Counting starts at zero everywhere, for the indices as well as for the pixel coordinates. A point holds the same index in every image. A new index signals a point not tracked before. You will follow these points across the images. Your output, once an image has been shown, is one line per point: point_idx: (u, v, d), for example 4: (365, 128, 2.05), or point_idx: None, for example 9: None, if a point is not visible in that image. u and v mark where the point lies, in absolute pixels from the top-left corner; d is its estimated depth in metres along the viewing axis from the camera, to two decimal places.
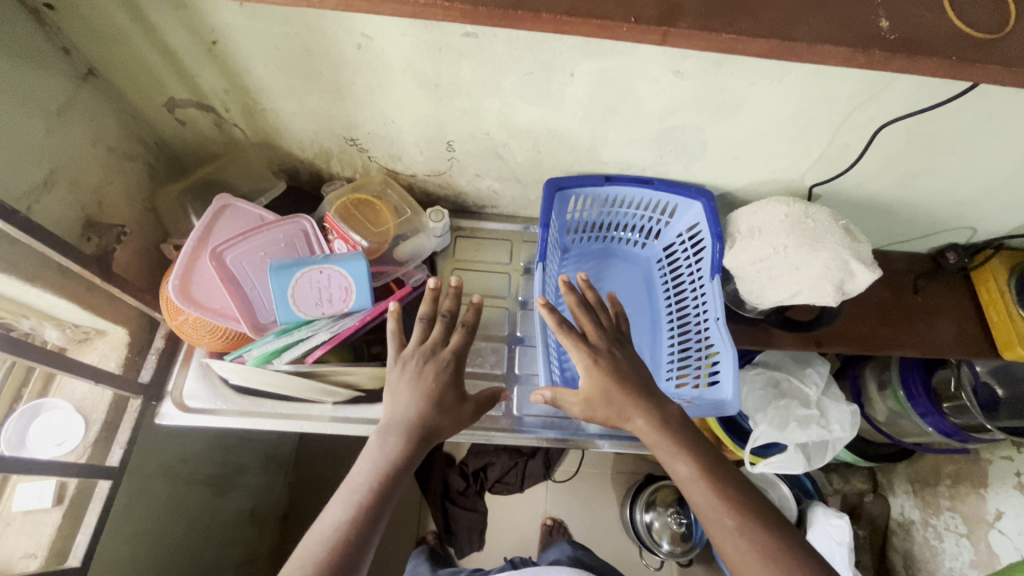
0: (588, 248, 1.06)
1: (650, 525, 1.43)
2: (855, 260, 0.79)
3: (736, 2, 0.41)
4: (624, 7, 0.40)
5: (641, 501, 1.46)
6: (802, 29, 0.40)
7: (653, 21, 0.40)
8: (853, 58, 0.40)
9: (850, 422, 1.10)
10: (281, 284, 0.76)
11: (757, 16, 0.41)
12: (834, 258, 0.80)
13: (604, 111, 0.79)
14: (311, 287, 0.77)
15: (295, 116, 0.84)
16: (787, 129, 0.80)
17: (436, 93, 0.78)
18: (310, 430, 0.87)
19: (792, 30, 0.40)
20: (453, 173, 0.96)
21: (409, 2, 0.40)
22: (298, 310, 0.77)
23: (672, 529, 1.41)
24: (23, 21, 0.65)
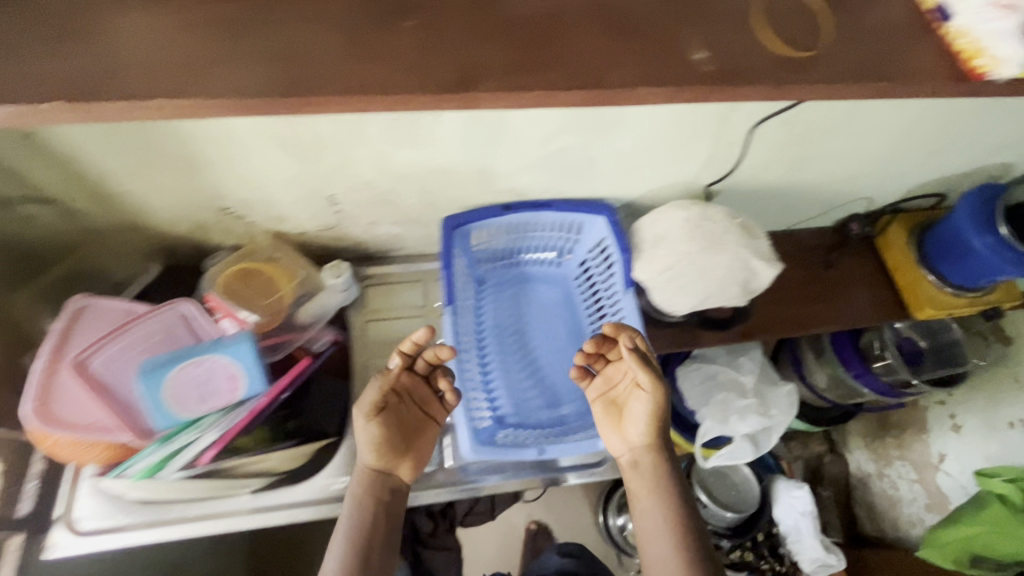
0: (504, 276, 1.03)
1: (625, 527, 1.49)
2: (755, 259, 0.81)
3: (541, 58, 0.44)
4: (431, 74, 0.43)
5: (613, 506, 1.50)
6: (613, 74, 0.43)
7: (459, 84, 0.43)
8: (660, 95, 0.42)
9: (786, 404, 1.12)
10: (153, 388, 0.67)
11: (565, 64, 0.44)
12: (740, 257, 0.81)
13: (484, 145, 0.76)
14: (195, 381, 0.69)
15: (152, 195, 0.77)
16: (669, 138, 0.79)
17: (301, 151, 0.72)
18: (229, 526, 0.82)
19: (603, 77, 0.43)
20: (345, 226, 0.91)
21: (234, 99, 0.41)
22: (180, 411, 0.68)
23: None
24: None
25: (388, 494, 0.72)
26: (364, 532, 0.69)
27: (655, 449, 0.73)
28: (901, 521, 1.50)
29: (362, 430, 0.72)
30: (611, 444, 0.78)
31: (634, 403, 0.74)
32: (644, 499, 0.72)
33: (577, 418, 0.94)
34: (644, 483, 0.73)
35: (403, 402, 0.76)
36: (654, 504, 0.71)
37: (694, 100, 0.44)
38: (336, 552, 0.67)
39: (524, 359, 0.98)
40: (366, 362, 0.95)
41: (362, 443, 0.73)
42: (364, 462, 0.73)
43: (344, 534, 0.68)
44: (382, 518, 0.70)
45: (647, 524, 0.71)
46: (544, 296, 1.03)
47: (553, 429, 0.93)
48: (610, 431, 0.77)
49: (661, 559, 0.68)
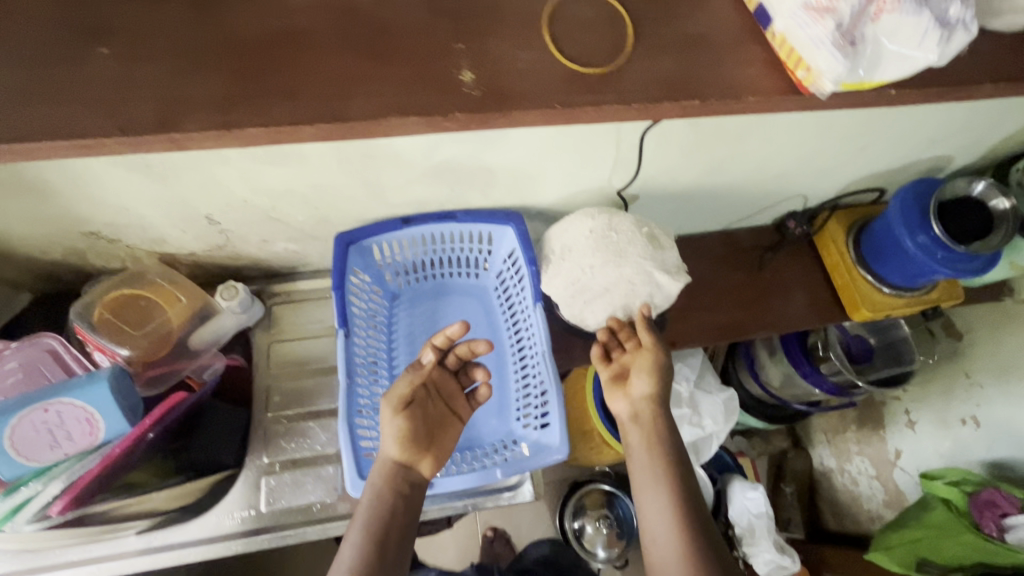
0: (419, 290, 0.98)
1: (582, 533, 1.30)
2: (658, 272, 0.77)
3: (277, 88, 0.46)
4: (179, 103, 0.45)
5: (570, 510, 1.31)
6: (351, 104, 0.46)
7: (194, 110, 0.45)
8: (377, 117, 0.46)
9: (722, 414, 1.07)
10: None
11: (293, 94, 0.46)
12: (644, 272, 0.76)
13: (360, 158, 0.70)
14: (40, 428, 0.63)
15: (6, 223, 0.71)
16: (563, 143, 0.73)
17: (154, 171, 0.67)
18: (115, 569, 0.78)
19: (341, 106, 0.46)
20: (236, 244, 0.85)
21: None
22: (24, 460, 0.64)
23: (605, 534, 1.30)
24: None
25: (409, 490, 0.66)
26: (381, 526, 0.63)
27: (656, 410, 0.70)
28: (862, 519, 1.42)
29: (390, 419, 0.68)
30: (614, 408, 0.73)
31: (637, 359, 0.72)
32: (649, 469, 0.67)
33: (491, 441, 0.89)
34: (643, 439, 0.69)
35: (427, 394, 0.71)
36: (658, 471, 0.67)
37: (438, 124, 0.48)
38: (349, 546, 0.62)
39: None
40: (268, 386, 0.90)
41: (386, 434, 0.68)
42: (387, 455, 0.67)
43: (359, 526, 0.63)
44: (401, 514, 0.65)
45: (651, 495, 0.66)
46: (462, 309, 0.98)
47: (460, 454, 0.87)
48: (614, 391, 0.73)
49: (664, 534, 0.63)
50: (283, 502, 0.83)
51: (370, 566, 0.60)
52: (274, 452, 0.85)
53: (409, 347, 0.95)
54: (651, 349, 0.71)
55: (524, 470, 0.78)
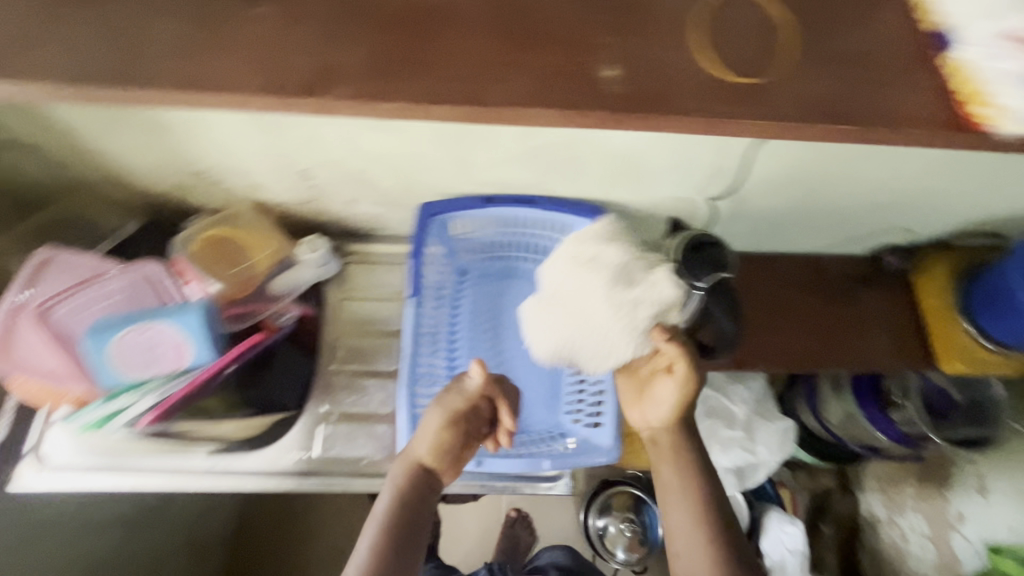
0: (487, 269, 0.98)
1: (604, 531, 1.28)
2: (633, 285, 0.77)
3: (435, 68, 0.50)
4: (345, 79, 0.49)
5: (595, 506, 1.28)
6: (498, 89, 0.50)
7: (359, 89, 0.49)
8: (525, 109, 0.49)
9: (777, 443, 1.03)
10: (100, 346, 0.68)
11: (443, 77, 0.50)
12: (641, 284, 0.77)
13: (455, 132, 0.70)
14: (140, 347, 0.70)
15: (126, 153, 0.76)
16: (662, 143, 0.70)
17: (265, 122, 0.69)
18: (179, 484, 0.84)
19: (490, 93, 0.50)
20: (323, 200, 0.88)
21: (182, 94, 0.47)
22: (126, 371, 0.70)
23: (627, 537, 1.28)
24: None
25: (425, 488, 0.69)
26: (403, 520, 0.65)
27: (674, 426, 0.73)
28: None
29: (430, 424, 0.71)
30: (631, 416, 0.78)
31: (662, 383, 0.72)
32: (672, 489, 0.69)
33: (539, 429, 0.90)
34: (663, 458, 0.72)
35: (472, 413, 0.73)
36: (675, 478, 0.70)
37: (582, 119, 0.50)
38: (371, 529, 0.64)
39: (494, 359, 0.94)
40: (336, 341, 0.94)
41: (423, 435, 0.71)
42: (416, 454, 0.71)
43: (378, 519, 0.65)
44: (421, 513, 0.67)
45: (671, 502, 0.69)
46: (526, 294, 0.98)
47: (511, 436, 0.89)
48: (635, 404, 0.77)
49: (683, 529, 0.66)
50: (335, 450, 0.87)
51: (387, 557, 0.62)
52: (333, 402, 0.90)
53: (470, 326, 0.96)
54: (678, 378, 0.70)
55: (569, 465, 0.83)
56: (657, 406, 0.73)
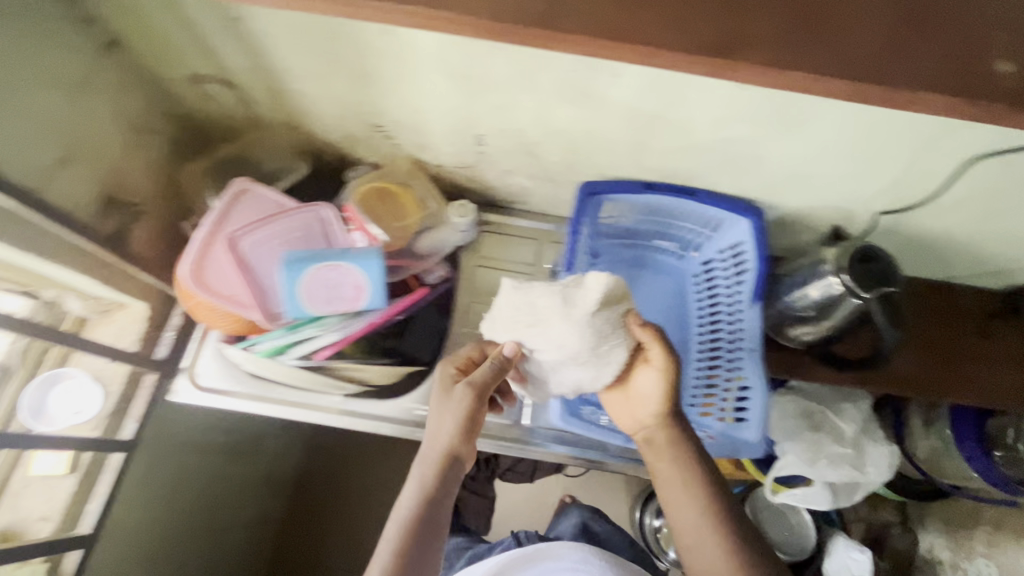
0: (619, 255, 0.99)
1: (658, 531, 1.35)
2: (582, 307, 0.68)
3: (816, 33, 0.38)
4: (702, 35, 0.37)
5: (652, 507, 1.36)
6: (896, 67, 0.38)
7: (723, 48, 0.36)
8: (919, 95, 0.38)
9: (886, 465, 1.03)
10: (291, 278, 0.72)
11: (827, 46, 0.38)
12: (567, 335, 0.69)
13: (649, 115, 0.71)
14: (323, 284, 0.74)
15: (319, 98, 0.79)
16: (856, 150, 0.70)
17: (467, 84, 0.71)
18: (317, 420, 0.89)
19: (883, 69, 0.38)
20: (482, 167, 0.90)
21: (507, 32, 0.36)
22: (309, 306, 0.74)
23: None
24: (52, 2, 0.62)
25: (448, 478, 0.66)
26: (425, 514, 0.63)
27: (668, 420, 0.71)
28: None
29: (441, 416, 0.67)
30: (624, 419, 0.76)
31: (644, 372, 0.72)
32: (683, 483, 0.67)
33: None
34: (662, 455, 0.70)
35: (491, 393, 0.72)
36: (677, 477, 0.67)
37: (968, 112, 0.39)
38: (392, 528, 0.62)
39: None
40: (468, 305, 0.97)
41: (433, 430, 0.67)
42: (442, 450, 0.66)
43: (400, 517, 0.63)
44: (444, 505, 0.65)
45: (674, 501, 0.67)
46: (658, 285, 0.98)
47: None
48: (624, 403, 0.75)
49: (694, 526, 0.64)
50: None
51: (409, 555, 0.60)
52: None
53: None
54: (662, 367, 0.69)
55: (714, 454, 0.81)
56: (648, 393, 0.71)
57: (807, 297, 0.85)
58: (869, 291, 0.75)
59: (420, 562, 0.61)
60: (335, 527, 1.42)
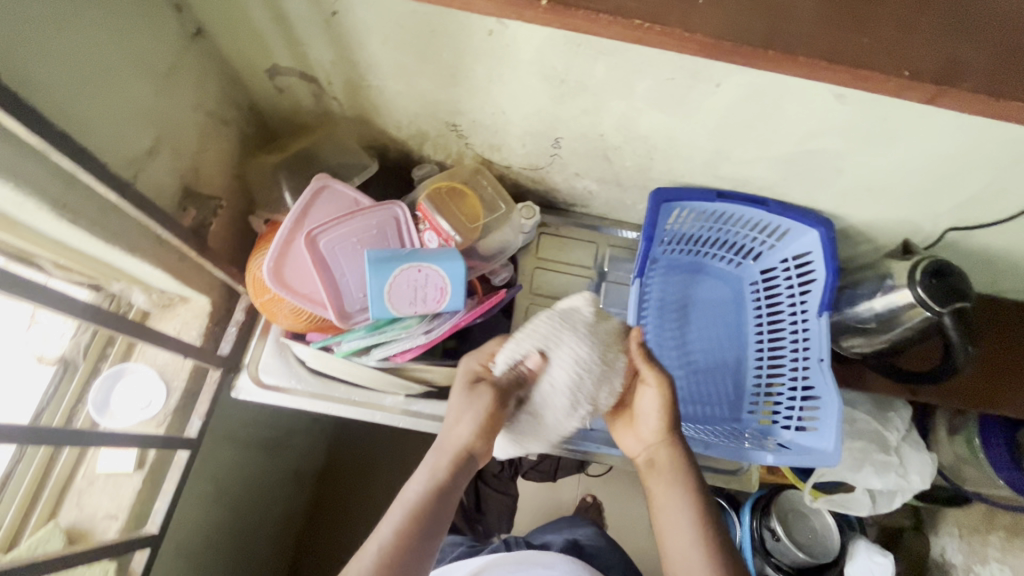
0: (678, 261, 0.99)
1: None
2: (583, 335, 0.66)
3: None
4: (901, 54, 0.32)
5: None
6: None
7: (931, 75, 0.31)
8: None
9: (929, 473, 1.04)
10: (377, 281, 0.72)
11: None
12: (573, 340, 0.66)
13: (740, 125, 0.71)
14: (408, 285, 0.73)
15: (399, 96, 0.78)
16: (941, 168, 0.71)
17: (560, 88, 0.71)
18: (379, 421, 0.86)
19: None
20: (550, 170, 0.90)
21: (691, 39, 0.31)
22: (391, 307, 0.73)
23: None
24: None
25: (460, 470, 0.62)
26: (433, 506, 0.59)
27: (671, 443, 0.68)
28: None
29: (460, 403, 0.65)
30: (628, 445, 0.72)
31: (641, 396, 0.68)
32: (684, 509, 0.63)
33: (722, 424, 0.92)
34: (665, 482, 0.66)
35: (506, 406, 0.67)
36: (678, 501, 0.64)
37: None
38: (393, 514, 0.58)
39: (685, 350, 0.96)
40: (528, 307, 0.96)
41: (451, 419, 0.64)
42: (461, 442, 0.62)
43: (406, 505, 0.59)
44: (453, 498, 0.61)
45: (675, 530, 0.63)
46: (716, 292, 0.99)
47: (705, 427, 0.91)
48: (626, 428, 0.72)
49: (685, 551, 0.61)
50: None
51: (410, 542, 0.56)
52: None
53: (659, 315, 0.97)
54: (658, 385, 0.66)
55: (790, 463, 0.81)
56: (647, 416, 0.68)
57: (871, 308, 0.86)
58: (944, 306, 0.76)
59: (421, 553, 0.56)
60: (365, 523, 1.40)
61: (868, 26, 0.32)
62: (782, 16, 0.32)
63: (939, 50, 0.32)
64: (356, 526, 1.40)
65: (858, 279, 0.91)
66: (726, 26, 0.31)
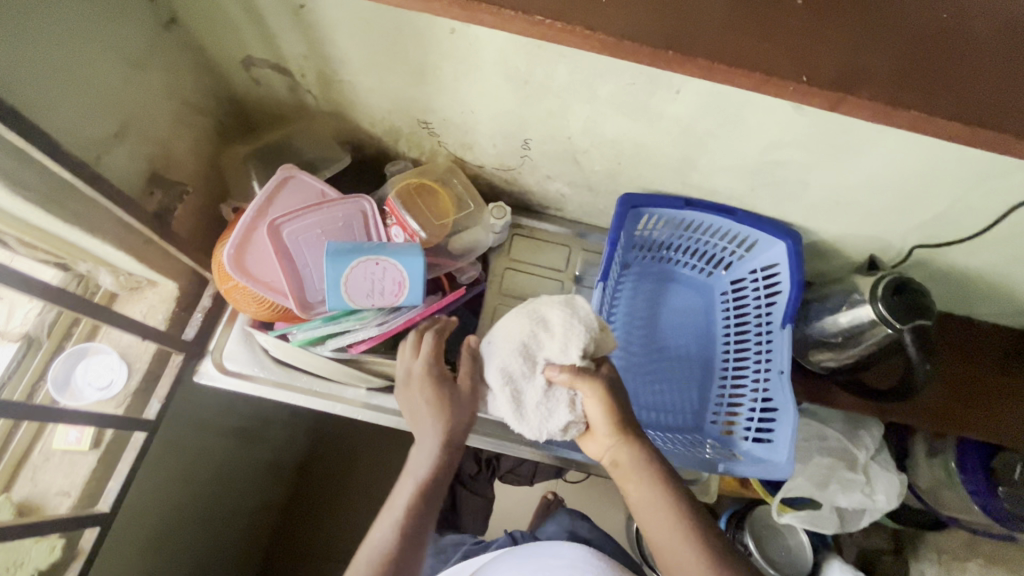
0: (649, 267, 0.99)
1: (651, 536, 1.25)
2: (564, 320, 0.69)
3: (947, 60, 0.32)
4: (801, 59, 0.32)
5: None
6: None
7: (829, 83, 0.32)
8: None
9: (897, 493, 1.03)
10: (335, 271, 0.73)
11: (957, 73, 0.32)
12: (559, 312, 0.69)
13: (702, 134, 0.71)
14: (365, 276, 0.73)
15: (370, 92, 0.79)
16: (903, 185, 0.71)
17: (524, 90, 0.71)
18: (340, 413, 0.86)
19: (1013, 101, 0.32)
20: (523, 172, 0.91)
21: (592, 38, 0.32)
22: (349, 298, 0.74)
23: None
24: None
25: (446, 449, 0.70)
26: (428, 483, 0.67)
27: (628, 441, 0.68)
28: None
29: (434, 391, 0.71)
30: (591, 449, 0.72)
31: (585, 408, 0.69)
32: (659, 503, 0.65)
33: (683, 434, 0.92)
34: (635, 476, 0.67)
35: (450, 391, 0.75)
36: (650, 493, 0.65)
37: None
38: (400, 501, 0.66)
39: (649, 356, 0.95)
40: (496, 307, 0.96)
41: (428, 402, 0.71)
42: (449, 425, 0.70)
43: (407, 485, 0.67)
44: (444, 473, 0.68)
45: (655, 525, 0.65)
46: (685, 300, 0.98)
47: (665, 435, 0.91)
48: (587, 437, 0.72)
49: (669, 544, 0.63)
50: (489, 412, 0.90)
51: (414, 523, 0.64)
52: None
53: (626, 320, 0.97)
54: (596, 396, 0.67)
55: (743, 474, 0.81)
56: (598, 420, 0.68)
57: (837, 323, 0.85)
58: (905, 323, 0.75)
59: (424, 525, 0.65)
60: (338, 516, 1.40)
61: (770, 31, 0.32)
62: (683, 19, 0.32)
63: (838, 60, 0.32)
64: (328, 520, 1.40)
65: (825, 293, 0.90)
66: (629, 27, 0.32)
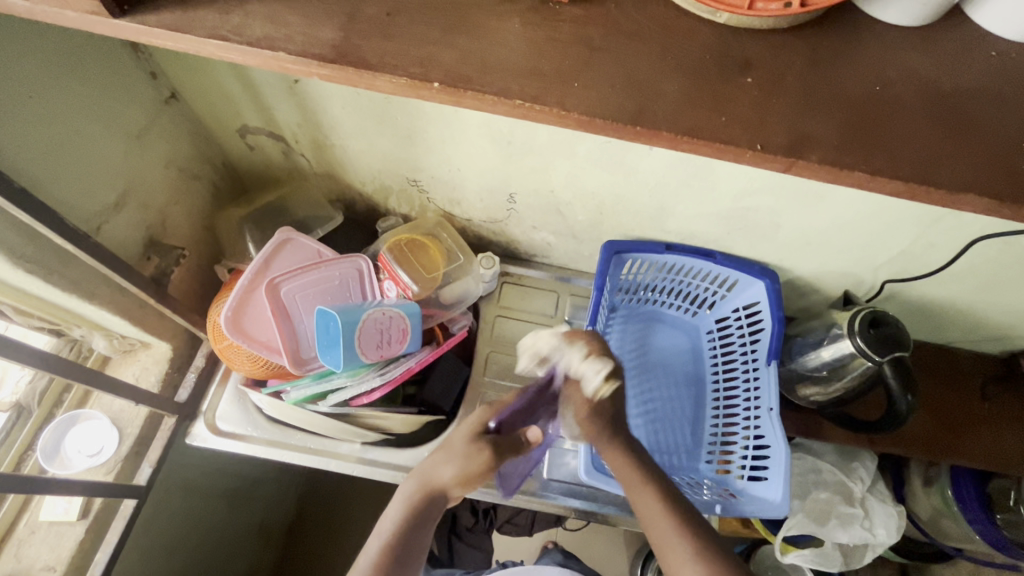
0: (636, 310, 1.02)
1: None
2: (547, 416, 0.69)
3: (884, 129, 0.36)
4: (753, 130, 0.36)
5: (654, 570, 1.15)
6: (959, 159, 0.36)
7: (780, 150, 0.35)
8: (996, 211, 0.35)
9: (896, 527, 1.02)
10: (346, 331, 0.74)
11: (897, 139, 0.36)
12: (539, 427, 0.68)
13: (678, 184, 0.76)
14: (375, 329, 0.76)
15: (362, 154, 0.83)
16: (869, 225, 0.75)
17: (508, 149, 0.76)
18: (335, 469, 0.85)
19: (949, 158, 0.36)
20: (509, 223, 0.94)
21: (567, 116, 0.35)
22: (361, 355, 0.76)
23: None
24: (124, 58, 0.66)
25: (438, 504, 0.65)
26: (406, 538, 0.61)
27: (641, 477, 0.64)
28: None
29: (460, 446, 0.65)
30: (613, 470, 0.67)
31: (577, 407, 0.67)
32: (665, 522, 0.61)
33: (680, 475, 0.91)
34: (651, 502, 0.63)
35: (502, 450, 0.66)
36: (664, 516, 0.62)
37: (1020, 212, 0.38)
38: (371, 546, 0.61)
39: (642, 398, 0.96)
40: (488, 356, 0.95)
41: (447, 460, 0.65)
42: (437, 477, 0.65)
43: (382, 533, 0.62)
44: (429, 529, 0.63)
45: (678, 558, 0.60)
46: (673, 340, 1.01)
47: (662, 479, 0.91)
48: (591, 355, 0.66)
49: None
50: None
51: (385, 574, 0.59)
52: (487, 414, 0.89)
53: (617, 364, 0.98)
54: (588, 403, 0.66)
55: (739, 513, 0.82)
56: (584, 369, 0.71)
57: (819, 357, 0.87)
58: (882, 355, 0.78)
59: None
60: None
61: (724, 108, 0.36)
62: (647, 95, 0.36)
63: (788, 130, 0.36)
64: None
65: (807, 329, 0.93)
66: (601, 107, 0.35)
